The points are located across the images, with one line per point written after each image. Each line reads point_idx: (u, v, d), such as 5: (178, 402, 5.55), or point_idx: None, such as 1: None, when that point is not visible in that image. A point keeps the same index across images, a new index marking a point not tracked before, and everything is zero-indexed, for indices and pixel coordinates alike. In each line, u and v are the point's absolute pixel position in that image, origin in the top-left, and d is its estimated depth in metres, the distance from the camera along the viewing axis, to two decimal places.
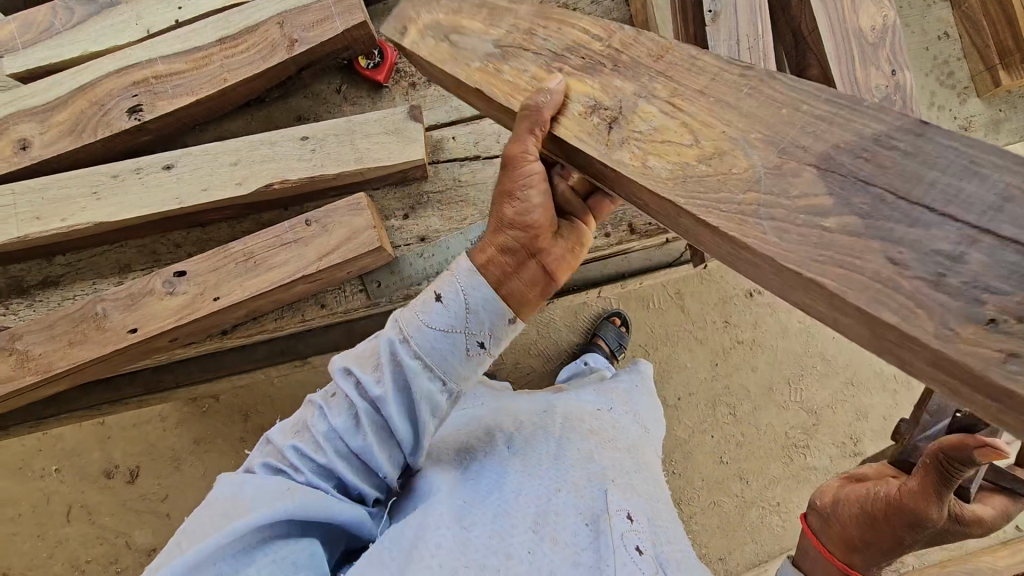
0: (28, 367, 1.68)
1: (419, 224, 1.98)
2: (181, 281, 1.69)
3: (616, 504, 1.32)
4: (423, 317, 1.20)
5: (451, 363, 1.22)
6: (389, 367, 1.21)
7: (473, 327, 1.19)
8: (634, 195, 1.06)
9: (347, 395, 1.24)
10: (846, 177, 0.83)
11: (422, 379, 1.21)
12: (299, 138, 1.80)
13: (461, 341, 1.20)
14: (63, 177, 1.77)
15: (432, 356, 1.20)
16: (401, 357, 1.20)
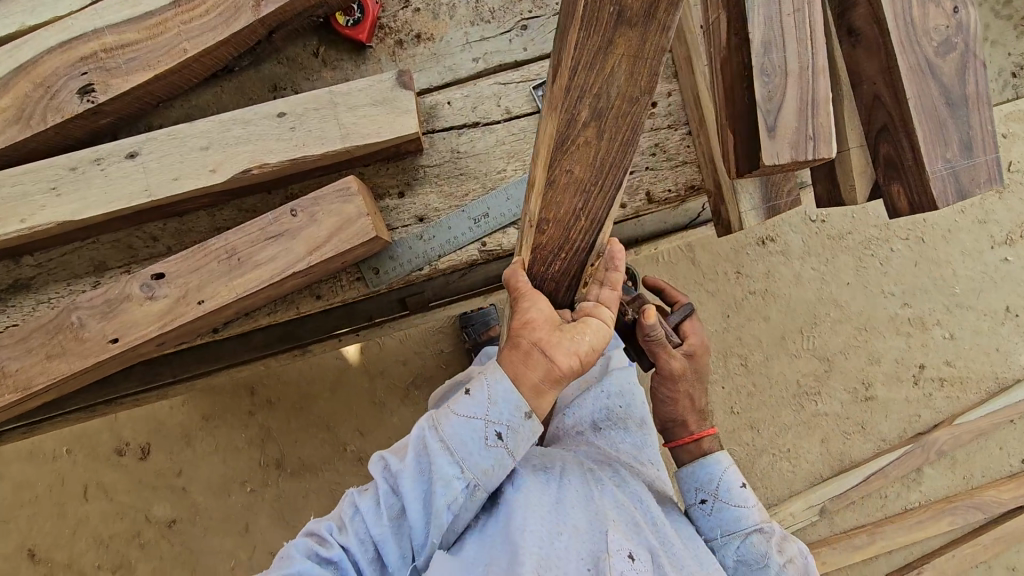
0: (5, 384, 1.55)
1: (415, 203, 1.80)
2: (161, 284, 1.54)
3: (617, 543, 1.41)
4: (453, 406, 1.40)
5: (472, 452, 1.36)
6: (415, 450, 1.40)
7: (493, 415, 1.35)
8: (560, 206, 1.37)
9: (376, 477, 1.42)
10: (553, 111, 1.30)
11: (442, 462, 1.35)
12: (275, 115, 1.59)
13: (481, 430, 1.36)
14: (17, 172, 1.58)
15: (453, 442, 1.36)
16: (429, 440, 1.38)
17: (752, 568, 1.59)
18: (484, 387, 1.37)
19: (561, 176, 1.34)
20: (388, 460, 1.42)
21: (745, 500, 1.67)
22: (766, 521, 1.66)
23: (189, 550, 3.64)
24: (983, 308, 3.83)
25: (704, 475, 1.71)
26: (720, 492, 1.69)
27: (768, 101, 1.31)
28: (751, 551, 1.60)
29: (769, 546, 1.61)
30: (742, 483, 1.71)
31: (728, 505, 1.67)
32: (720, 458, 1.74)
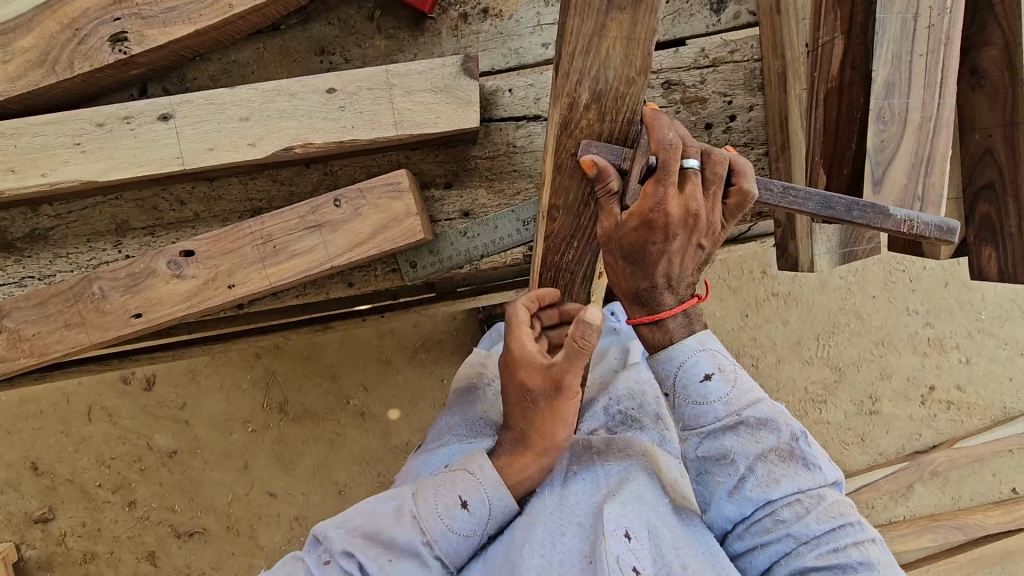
0: (21, 348, 1.47)
1: (463, 197, 1.68)
2: (189, 263, 1.44)
3: (614, 522, 1.21)
4: (446, 522, 1.25)
5: (461, 559, 1.29)
6: (406, 559, 1.23)
7: (486, 530, 1.29)
8: (570, 193, 1.29)
9: (358, 572, 1.22)
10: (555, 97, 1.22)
11: (420, 574, 1.23)
12: (325, 90, 1.44)
13: (472, 539, 1.28)
14: (39, 121, 1.45)
15: (438, 553, 1.25)
16: (414, 547, 1.23)
17: (717, 465, 1.20)
18: (485, 503, 1.27)
19: (567, 161, 1.25)
20: (373, 557, 1.22)
21: (707, 397, 1.20)
22: (740, 412, 1.19)
23: (189, 480, 3.52)
24: (1005, 336, 3.71)
25: (658, 373, 1.23)
26: (675, 390, 1.22)
27: (880, 152, 1.19)
28: (715, 448, 1.20)
29: (741, 441, 1.18)
30: (710, 371, 1.20)
31: (684, 403, 1.22)
32: (682, 349, 1.21)
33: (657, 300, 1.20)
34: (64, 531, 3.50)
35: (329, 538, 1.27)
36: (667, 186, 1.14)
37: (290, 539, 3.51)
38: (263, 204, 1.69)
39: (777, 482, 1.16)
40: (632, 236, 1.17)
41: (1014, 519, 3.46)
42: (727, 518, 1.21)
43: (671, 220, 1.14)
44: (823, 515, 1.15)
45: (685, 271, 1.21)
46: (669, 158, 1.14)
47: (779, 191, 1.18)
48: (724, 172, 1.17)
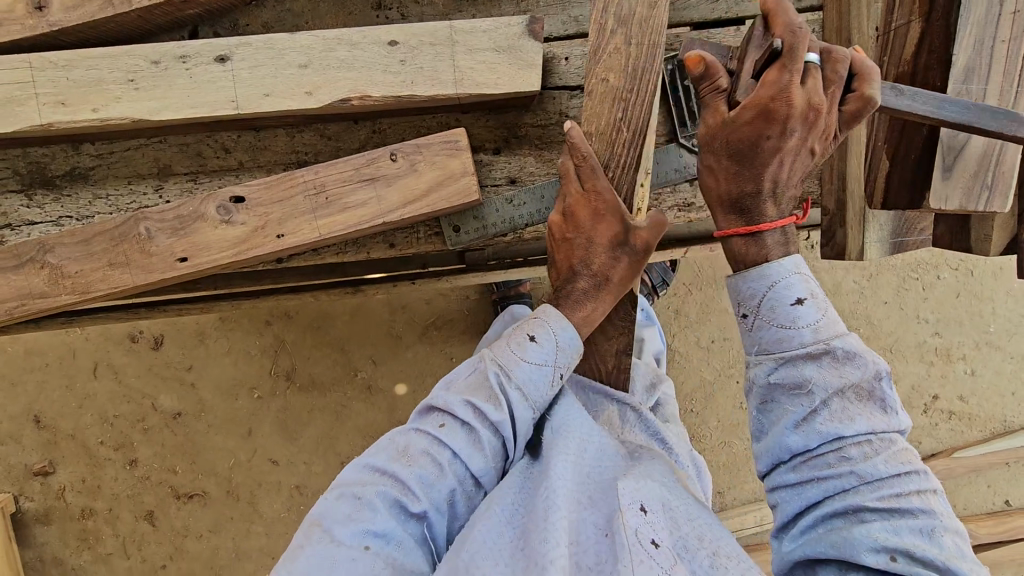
0: (63, 285, 1.46)
1: (511, 163, 1.67)
2: (239, 209, 1.42)
3: (628, 497, 1.22)
4: (522, 355, 1.41)
5: (542, 392, 1.41)
6: (502, 395, 1.38)
7: (562, 362, 1.44)
8: (601, 115, 1.50)
9: (466, 420, 1.36)
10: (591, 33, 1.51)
11: (522, 411, 1.38)
12: (386, 43, 1.42)
13: (550, 375, 1.42)
14: (91, 54, 1.42)
15: (529, 390, 1.39)
16: (507, 388, 1.38)
17: (789, 394, 1.13)
18: (553, 334, 1.43)
19: (598, 86, 1.50)
20: (471, 400, 1.37)
21: (796, 320, 1.13)
22: (829, 341, 1.11)
23: (193, 442, 3.51)
24: (1012, 350, 3.73)
25: (743, 291, 1.18)
26: (760, 310, 1.16)
27: (954, 138, 1.24)
28: (791, 374, 1.13)
29: (822, 372, 1.11)
30: (802, 296, 1.14)
31: (767, 325, 1.16)
32: (777, 269, 1.16)
33: (760, 207, 1.18)
34: (65, 485, 3.49)
35: (433, 407, 1.41)
36: (790, 74, 1.13)
37: (290, 508, 3.52)
38: (309, 157, 1.67)
39: (852, 419, 1.10)
40: (745, 130, 1.16)
41: (1006, 531, 3.51)
42: (785, 449, 1.13)
43: (792, 110, 1.14)
44: (892, 458, 1.08)
45: (794, 176, 1.20)
46: (793, 46, 1.14)
47: (892, 91, 1.20)
48: (843, 71, 1.17)
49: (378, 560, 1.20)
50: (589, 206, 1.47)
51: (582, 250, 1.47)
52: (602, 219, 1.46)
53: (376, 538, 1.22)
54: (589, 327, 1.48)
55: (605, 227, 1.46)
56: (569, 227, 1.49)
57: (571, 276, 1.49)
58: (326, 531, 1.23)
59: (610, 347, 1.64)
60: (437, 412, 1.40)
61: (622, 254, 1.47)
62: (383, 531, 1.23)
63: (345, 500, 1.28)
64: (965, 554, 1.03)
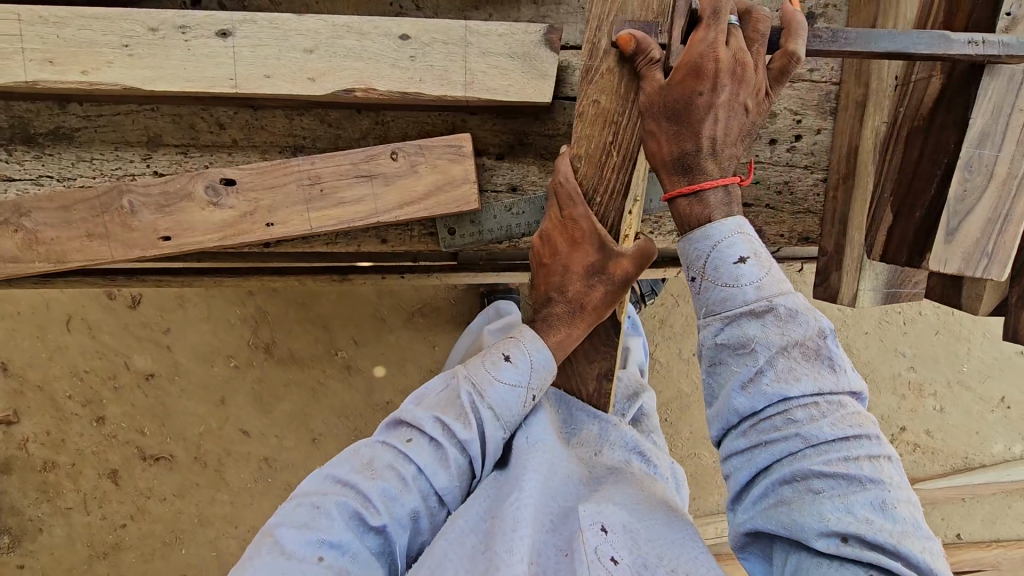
0: (37, 252, 1.40)
1: (513, 171, 1.63)
2: (229, 192, 1.37)
3: (589, 518, 1.25)
4: (495, 374, 1.44)
5: (514, 413, 1.43)
6: (472, 414, 1.40)
7: (535, 384, 1.46)
8: (589, 138, 1.44)
9: (433, 437, 1.37)
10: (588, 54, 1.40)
11: (493, 431, 1.40)
12: (398, 36, 1.37)
13: (523, 397, 1.44)
14: (85, 14, 1.35)
15: (500, 409, 1.41)
16: (478, 407, 1.40)
17: (734, 355, 1.19)
18: (527, 355, 1.45)
19: (588, 109, 1.42)
20: (440, 417, 1.39)
21: (738, 278, 1.21)
22: (772, 299, 1.19)
23: (163, 406, 3.46)
24: (981, 392, 3.80)
25: (691, 253, 1.27)
26: (705, 270, 1.25)
27: (960, 202, 1.25)
28: (735, 334, 1.19)
29: (766, 331, 1.17)
30: (745, 255, 1.22)
31: (713, 285, 1.24)
32: (719, 229, 1.25)
33: (701, 166, 1.28)
34: (27, 437, 3.43)
35: (402, 421, 1.43)
36: (714, 33, 1.25)
37: (257, 479, 3.49)
38: (306, 143, 1.62)
39: (796, 379, 1.14)
40: (679, 91, 1.29)
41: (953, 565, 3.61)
42: (733, 413, 1.18)
43: (719, 67, 1.25)
44: (838, 421, 1.11)
45: (731, 132, 1.30)
46: (712, 11, 1.27)
47: (832, 39, 1.26)
48: (765, 32, 1.29)
49: (330, 572, 1.20)
50: (566, 233, 1.47)
51: (557, 275, 1.49)
52: (577, 247, 1.46)
53: (330, 549, 1.23)
54: (562, 352, 1.51)
55: (582, 255, 1.46)
56: (546, 252, 1.50)
57: (548, 299, 1.52)
58: (278, 541, 1.22)
59: (589, 369, 1.64)
60: (405, 427, 1.42)
61: (598, 282, 1.47)
62: (338, 542, 1.24)
63: (304, 509, 1.28)
64: (916, 523, 1.06)
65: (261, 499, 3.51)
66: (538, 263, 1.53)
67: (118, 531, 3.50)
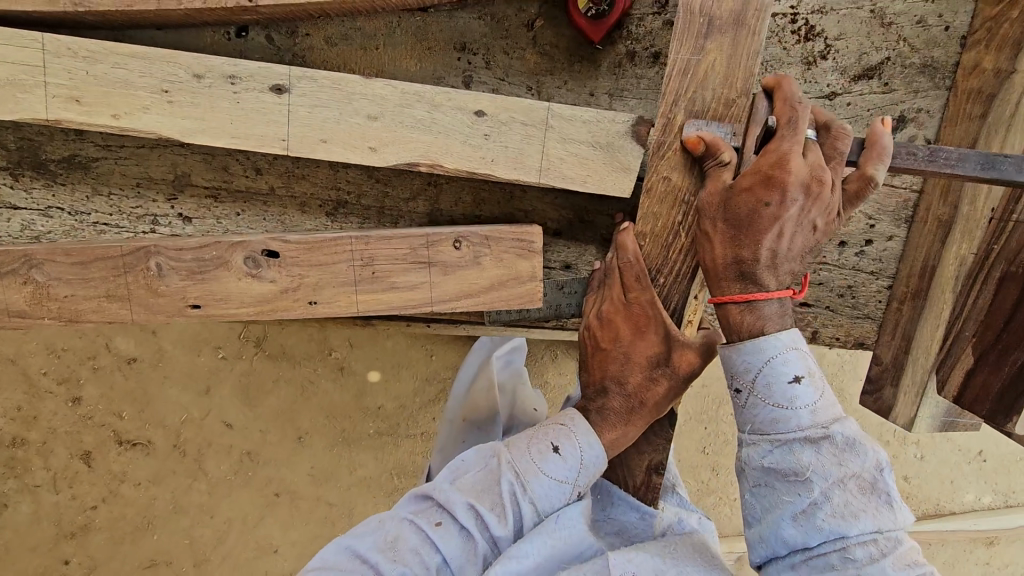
0: (48, 307, 1.25)
1: (570, 249, 1.52)
2: (270, 265, 1.25)
3: (619, 569, 1.13)
4: (539, 464, 1.21)
5: (557, 510, 1.21)
6: (510, 508, 1.18)
7: (581, 483, 1.23)
8: (653, 216, 1.25)
9: (466, 526, 1.16)
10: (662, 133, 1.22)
11: (530, 530, 1.19)
12: (473, 112, 1.24)
13: (567, 495, 1.22)
14: (121, 51, 1.19)
15: (542, 505, 1.19)
16: (518, 501, 1.18)
17: (784, 482, 0.99)
18: (577, 450, 1.23)
19: (657, 186, 1.23)
20: (476, 505, 1.17)
21: (793, 400, 1.00)
22: (828, 425, 0.99)
23: (143, 394, 2.71)
24: None
25: (735, 365, 1.05)
26: (755, 386, 1.03)
27: None
28: (787, 461, 0.99)
29: (821, 460, 0.97)
30: (800, 372, 1.01)
31: (762, 403, 1.02)
32: (774, 342, 1.02)
33: (759, 276, 1.04)
34: None
35: (431, 498, 1.21)
36: (790, 141, 1.05)
37: (236, 479, 2.78)
38: (351, 198, 1.46)
39: (855, 516, 0.94)
40: (745, 195, 1.06)
41: None
42: (781, 544, 0.98)
43: (793, 177, 1.03)
44: (901, 560, 0.92)
45: (795, 251, 1.07)
46: (793, 122, 1.06)
47: (925, 157, 1.14)
48: (846, 149, 1.11)
49: None
50: (628, 317, 1.27)
51: (616, 365, 1.28)
52: (642, 335, 1.26)
53: None
54: (617, 449, 1.29)
55: (646, 345, 1.26)
56: (605, 337, 1.29)
57: (604, 388, 1.30)
58: None
59: (639, 460, 1.43)
60: (435, 504, 1.20)
61: (661, 376, 1.26)
62: None
63: None
64: None
65: (241, 498, 2.80)
66: (589, 349, 1.32)
67: (87, 516, 2.76)
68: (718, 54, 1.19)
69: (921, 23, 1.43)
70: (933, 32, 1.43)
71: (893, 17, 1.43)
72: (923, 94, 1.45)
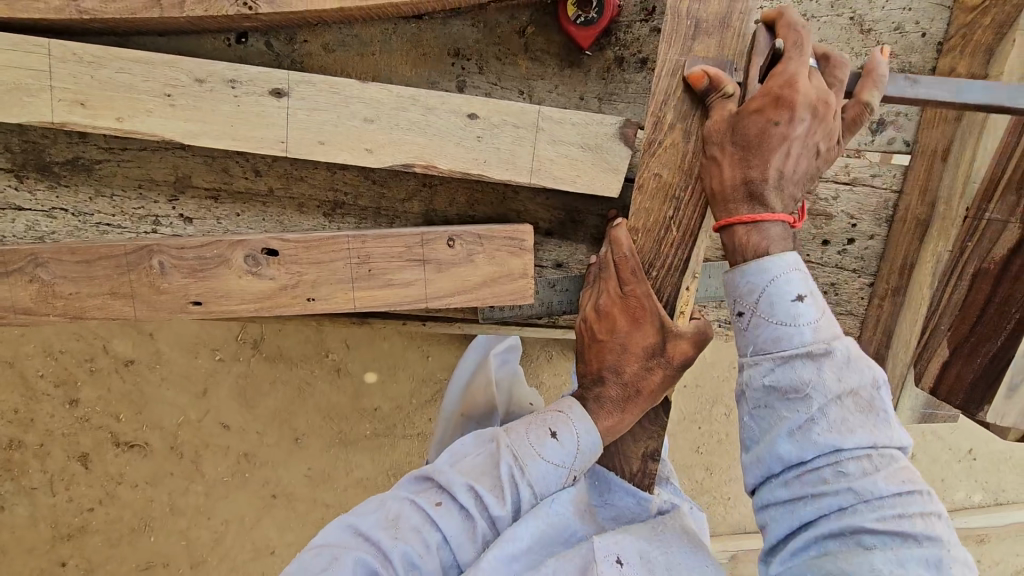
0: (53, 305, 1.29)
1: (562, 248, 1.57)
2: (270, 262, 1.29)
3: (604, 549, 1.18)
4: (537, 449, 1.25)
5: (553, 493, 1.25)
6: (509, 489, 1.22)
7: (577, 468, 1.27)
8: (647, 211, 1.30)
9: (465, 505, 1.20)
10: (652, 131, 1.26)
11: (527, 511, 1.23)
12: (465, 115, 1.29)
13: (563, 479, 1.26)
14: (124, 57, 1.23)
15: (539, 488, 1.23)
16: (517, 484, 1.22)
17: (784, 400, 0.99)
18: (575, 436, 1.27)
19: (649, 181, 1.28)
20: (475, 486, 1.21)
21: (796, 317, 1.01)
22: (829, 342, 0.99)
23: (140, 395, 2.73)
24: None
25: (740, 286, 1.06)
26: (758, 305, 1.04)
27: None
28: (788, 376, 0.99)
29: (821, 374, 0.98)
30: (802, 292, 1.03)
31: (765, 321, 1.03)
32: (776, 263, 1.04)
33: (766, 194, 1.09)
34: None
35: (432, 479, 1.26)
36: (794, 65, 1.11)
37: (233, 478, 2.81)
38: (348, 199, 1.50)
39: (852, 430, 0.95)
40: (753, 118, 1.11)
41: None
42: (776, 460, 0.99)
43: (797, 100, 1.09)
44: (893, 477, 0.93)
45: (799, 174, 1.12)
46: (797, 45, 1.13)
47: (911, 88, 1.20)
48: (844, 76, 1.16)
49: None
50: (623, 308, 1.32)
51: (613, 355, 1.32)
52: (637, 325, 1.31)
53: None
54: (612, 437, 1.32)
55: (641, 336, 1.31)
56: (602, 329, 1.34)
57: (600, 377, 1.34)
58: None
59: (634, 451, 1.46)
60: (436, 486, 1.25)
61: (657, 365, 1.30)
62: None
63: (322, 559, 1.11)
64: None
65: (239, 497, 2.82)
66: (587, 339, 1.37)
67: (85, 516, 2.78)
68: (705, 54, 1.23)
69: (898, 29, 1.48)
70: (910, 38, 1.48)
71: (871, 24, 1.49)
72: (901, 98, 1.50)
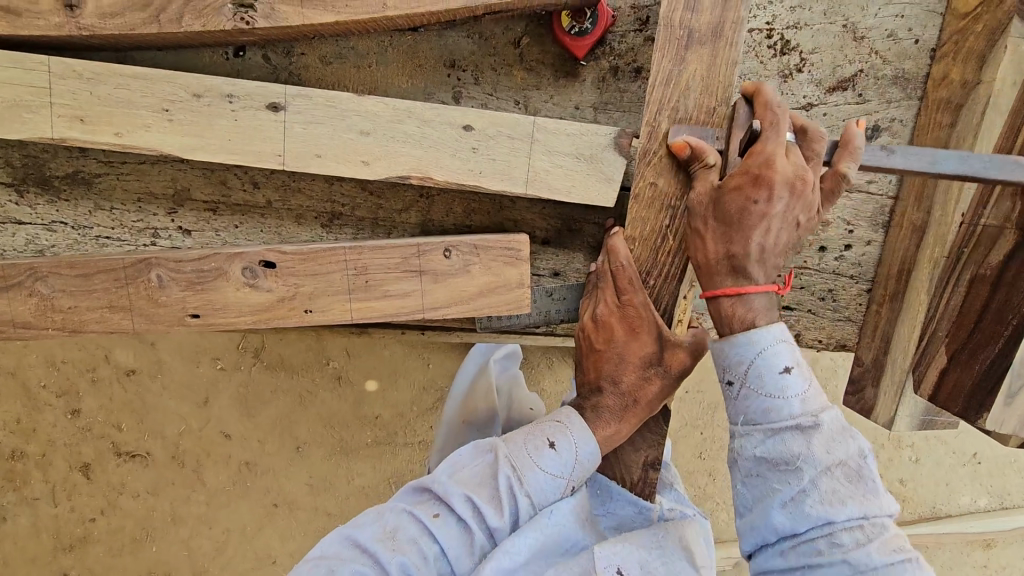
0: (52, 318, 1.30)
1: (559, 257, 1.57)
2: (267, 274, 1.29)
3: (605, 561, 1.20)
4: (534, 460, 1.24)
5: (551, 504, 1.25)
6: (506, 500, 1.21)
7: (575, 478, 1.27)
8: (644, 220, 1.30)
9: (463, 516, 1.20)
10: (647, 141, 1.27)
11: (525, 522, 1.22)
12: (461, 126, 1.30)
13: (561, 489, 1.26)
14: (123, 72, 1.24)
15: (537, 498, 1.23)
16: (515, 494, 1.22)
17: (775, 470, 1.01)
18: (572, 445, 1.27)
19: (645, 191, 1.29)
20: (473, 497, 1.21)
21: (784, 390, 1.02)
22: (817, 413, 1.00)
23: (141, 405, 2.73)
24: None
25: (727, 358, 1.07)
26: (747, 376, 1.05)
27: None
28: (778, 449, 1.01)
29: (810, 447, 0.99)
30: (790, 364, 1.04)
31: (754, 394, 1.04)
32: (765, 334, 1.05)
33: (749, 269, 1.09)
34: None
35: (430, 490, 1.25)
36: (774, 137, 1.12)
37: (234, 488, 2.80)
38: (346, 211, 1.50)
39: (842, 502, 0.96)
40: (733, 195, 1.12)
41: None
42: (771, 530, 1.00)
43: (776, 178, 1.09)
44: (886, 545, 0.93)
45: (782, 247, 1.12)
46: (775, 124, 1.13)
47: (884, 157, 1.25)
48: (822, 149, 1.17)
49: None
50: (621, 319, 1.32)
51: (611, 365, 1.32)
52: (634, 336, 1.30)
53: None
54: (610, 446, 1.32)
55: (639, 345, 1.31)
56: (599, 338, 1.33)
57: (599, 387, 1.34)
58: None
59: (633, 459, 1.45)
60: (434, 496, 1.24)
61: (654, 375, 1.31)
62: None
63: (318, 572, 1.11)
64: None
65: (240, 507, 2.82)
66: (585, 350, 1.36)
67: (86, 527, 2.78)
68: (699, 64, 1.25)
69: (892, 36, 1.49)
70: (903, 45, 1.48)
71: (864, 31, 1.49)
72: (895, 104, 1.50)
